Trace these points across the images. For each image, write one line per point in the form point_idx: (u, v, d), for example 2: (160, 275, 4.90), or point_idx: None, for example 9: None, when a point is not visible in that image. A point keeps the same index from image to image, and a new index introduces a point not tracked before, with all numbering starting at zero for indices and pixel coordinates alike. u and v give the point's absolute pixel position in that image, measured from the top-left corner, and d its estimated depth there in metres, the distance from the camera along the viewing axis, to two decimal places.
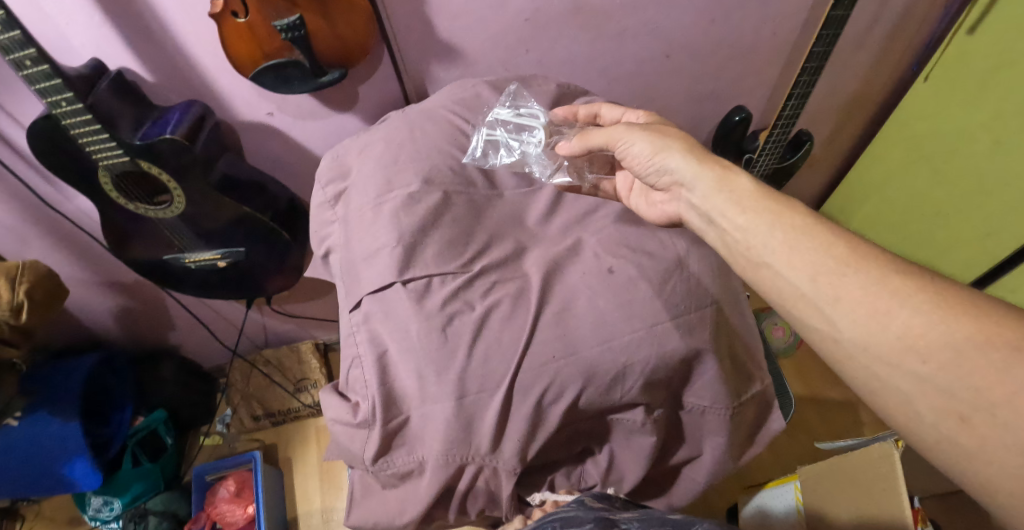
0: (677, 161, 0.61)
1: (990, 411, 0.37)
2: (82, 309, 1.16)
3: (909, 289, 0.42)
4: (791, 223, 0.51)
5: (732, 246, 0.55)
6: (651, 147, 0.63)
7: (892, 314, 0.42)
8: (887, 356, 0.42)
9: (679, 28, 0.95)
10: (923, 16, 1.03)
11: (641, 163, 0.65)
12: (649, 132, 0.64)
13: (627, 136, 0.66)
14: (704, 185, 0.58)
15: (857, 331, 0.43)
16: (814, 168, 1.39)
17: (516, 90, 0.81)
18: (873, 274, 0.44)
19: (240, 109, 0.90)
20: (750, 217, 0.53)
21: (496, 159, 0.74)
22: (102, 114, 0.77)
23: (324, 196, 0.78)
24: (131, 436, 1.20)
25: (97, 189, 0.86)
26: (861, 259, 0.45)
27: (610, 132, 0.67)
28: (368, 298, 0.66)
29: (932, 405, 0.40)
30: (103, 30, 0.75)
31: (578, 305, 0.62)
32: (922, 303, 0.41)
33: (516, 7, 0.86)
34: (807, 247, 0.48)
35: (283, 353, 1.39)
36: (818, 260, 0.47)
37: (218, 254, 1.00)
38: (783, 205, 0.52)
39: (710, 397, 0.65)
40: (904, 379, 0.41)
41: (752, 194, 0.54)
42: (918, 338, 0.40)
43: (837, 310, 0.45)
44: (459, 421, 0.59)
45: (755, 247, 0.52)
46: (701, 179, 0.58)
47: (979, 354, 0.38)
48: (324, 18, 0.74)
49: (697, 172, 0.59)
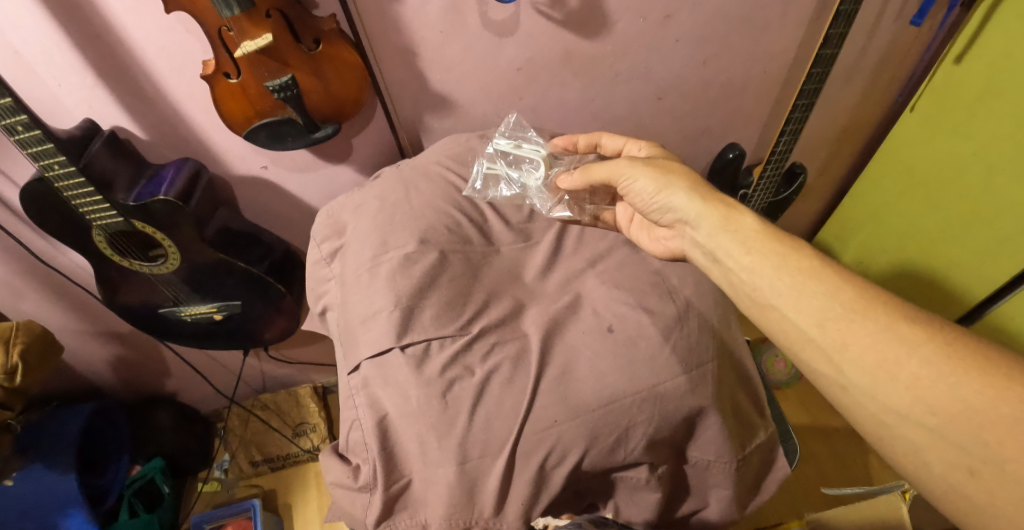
0: (681, 199, 0.60)
1: (1000, 465, 0.39)
2: (79, 361, 1.15)
3: (918, 337, 0.44)
4: (798, 266, 0.52)
5: (737, 291, 0.56)
6: (653, 184, 0.63)
7: (901, 364, 0.44)
8: (898, 408, 0.44)
9: (670, 71, 0.96)
10: (908, 48, 1.05)
11: (644, 199, 0.64)
12: (651, 167, 0.63)
13: (630, 173, 0.64)
14: (709, 223, 0.58)
15: (866, 380, 0.45)
16: (809, 197, 1.40)
17: (516, 121, 0.84)
18: (882, 322, 0.46)
19: (234, 164, 0.90)
20: (757, 258, 0.54)
21: (496, 192, 0.77)
22: (96, 176, 0.76)
23: (320, 253, 0.78)
24: (128, 486, 1.17)
25: (91, 248, 0.85)
26: (869, 306, 0.47)
27: (613, 168, 0.66)
28: (366, 362, 0.66)
29: (945, 457, 0.42)
30: (96, 90, 0.75)
31: (579, 367, 0.62)
32: (929, 353, 0.44)
33: (508, 57, 0.87)
34: (816, 293, 0.49)
35: (281, 397, 1.38)
36: (825, 306, 0.49)
37: (213, 307, 0.99)
38: (787, 245, 0.54)
39: (714, 451, 0.65)
40: (913, 430, 0.44)
41: (758, 234, 0.55)
42: (927, 390, 0.43)
43: (845, 357, 0.47)
44: (461, 486, 0.59)
45: (762, 289, 0.53)
46: (705, 218, 0.58)
47: (988, 409, 0.41)
48: (316, 76, 0.74)
49: (702, 210, 0.59)
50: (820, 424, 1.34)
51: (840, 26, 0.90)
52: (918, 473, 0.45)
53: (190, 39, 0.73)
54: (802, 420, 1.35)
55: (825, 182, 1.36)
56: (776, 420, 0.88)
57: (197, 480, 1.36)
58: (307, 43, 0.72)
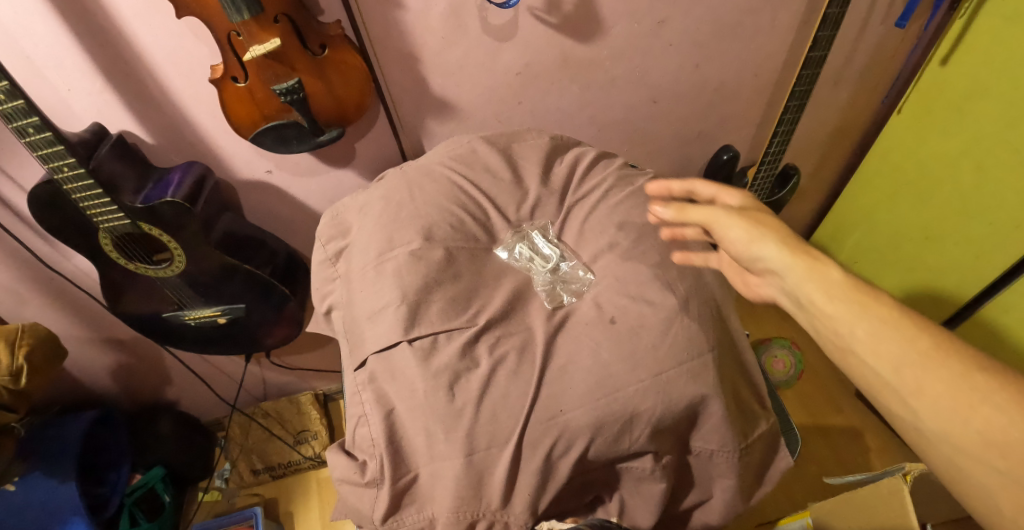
0: (773, 251, 0.55)
1: None
2: (81, 368, 1.15)
3: (993, 384, 0.44)
4: (878, 313, 0.49)
5: (819, 338, 0.53)
6: (746, 234, 0.57)
7: (976, 410, 0.44)
8: (969, 450, 0.44)
9: (665, 75, 0.99)
10: (894, 52, 1.08)
11: (737, 250, 0.59)
12: (744, 217, 0.58)
13: (725, 222, 0.59)
14: (797, 276, 0.54)
15: (940, 424, 0.45)
16: (802, 199, 1.43)
17: None
18: (956, 368, 0.45)
19: (239, 168, 0.91)
20: (838, 306, 0.51)
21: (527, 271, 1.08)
22: (104, 178, 0.77)
23: (325, 254, 0.79)
24: (129, 495, 1.18)
25: (97, 252, 0.86)
26: (944, 352, 0.46)
27: (709, 214, 0.60)
28: (373, 357, 0.67)
29: (1014, 500, 0.43)
30: (106, 95, 0.76)
31: (583, 357, 0.63)
32: (1004, 402, 0.43)
33: (507, 61, 0.89)
34: (891, 340, 0.48)
35: (283, 404, 1.37)
36: (900, 350, 0.47)
37: (217, 311, 0.99)
38: (870, 294, 0.51)
39: (718, 441, 0.65)
40: (983, 471, 0.44)
41: (843, 284, 0.52)
42: (999, 435, 0.43)
43: (919, 401, 0.46)
44: (469, 477, 0.59)
45: (840, 338, 0.51)
46: (793, 270, 0.54)
47: None
48: (321, 79, 0.76)
49: (791, 263, 0.54)
50: (821, 424, 1.36)
51: (827, 29, 0.93)
52: (984, 510, 0.45)
53: (199, 45, 0.75)
54: (803, 420, 1.37)
55: (817, 184, 1.39)
56: (777, 412, 0.88)
57: (198, 489, 1.35)
58: (313, 48, 0.74)
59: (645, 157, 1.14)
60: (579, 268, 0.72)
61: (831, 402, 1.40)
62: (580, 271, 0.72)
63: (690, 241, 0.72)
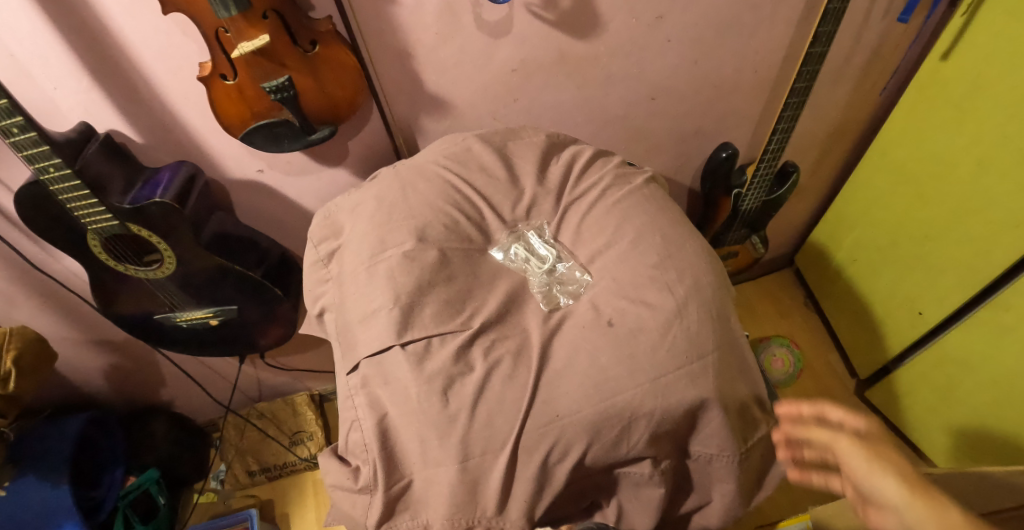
0: (891, 486, 0.62)
1: None
2: (73, 370, 1.14)
3: None
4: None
5: None
6: (868, 465, 0.64)
7: None
8: None
9: (663, 71, 0.97)
10: (895, 47, 1.06)
11: (860, 483, 0.65)
12: (867, 449, 0.66)
13: (850, 450, 0.67)
14: (916, 517, 0.59)
15: None
16: (802, 197, 1.41)
17: None
18: None
19: (230, 167, 0.89)
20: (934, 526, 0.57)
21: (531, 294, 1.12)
22: (91, 178, 0.75)
23: (317, 255, 0.78)
24: (123, 498, 1.15)
25: (85, 254, 0.84)
26: None
27: (832, 439, 0.68)
28: (365, 361, 0.65)
29: None
30: (92, 94, 0.75)
31: (580, 361, 0.61)
32: None
33: (502, 58, 0.87)
34: None
35: (277, 405, 1.37)
36: None
37: (210, 312, 0.98)
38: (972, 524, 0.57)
39: (717, 445, 0.64)
40: None
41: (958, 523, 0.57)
42: None
43: None
44: (464, 484, 0.58)
45: None
46: (911, 510, 0.60)
47: None
48: (312, 76, 0.74)
49: (912, 507, 0.60)
50: None
51: (828, 24, 0.91)
52: None
53: (187, 42, 0.73)
54: None
55: (817, 181, 1.38)
56: None
57: (193, 491, 1.34)
58: (304, 45, 0.72)
59: (643, 155, 1.13)
60: (576, 269, 0.71)
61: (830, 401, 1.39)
62: (577, 271, 0.71)
63: (690, 240, 0.71)
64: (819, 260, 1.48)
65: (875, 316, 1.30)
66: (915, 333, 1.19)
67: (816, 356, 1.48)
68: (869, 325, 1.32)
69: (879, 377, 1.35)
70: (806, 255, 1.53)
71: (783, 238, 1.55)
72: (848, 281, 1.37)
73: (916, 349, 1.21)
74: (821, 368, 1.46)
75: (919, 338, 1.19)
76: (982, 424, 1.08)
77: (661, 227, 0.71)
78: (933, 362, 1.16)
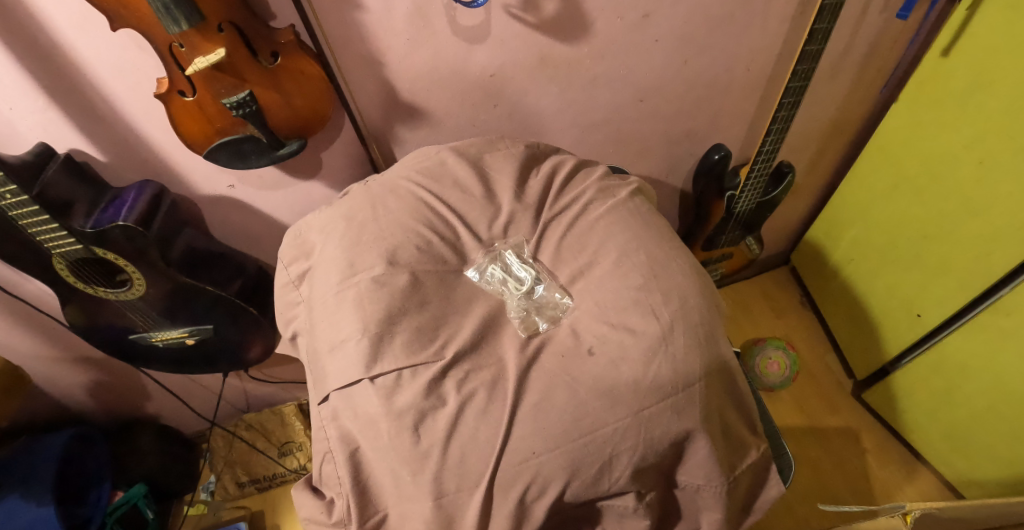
0: None
1: None
2: (54, 388, 1.11)
3: None
4: None
5: None
6: None
7: None
8: None
9: (651, 72, 0.93)
10: (896, 41, 1.01)
11: None
12: None
13: None
14: None
15: None
16: (799, 195, 1.37)
17: None
18: None
19: (199, 183, 0.86)
20: None
21: None
22: (51, 202, 0.72)
23: (288, 277, 0.75)
24: (110, 514, 1.14)
25: (51, 277, 0.81)
26: None
27: None
28: (334, 394, 0.62)
29: None
30: (48, 113, 0.71)
31: (558, 394, 0.58)
32: None
33: (479, 63, 0.83)
34: None
35: (265, 416, 1.32)
36: None
37: (185, 332, 0.95)
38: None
39: (704, 475, 0.61)
40: None
41: None
42: None
43: None
44: (437, 523, 0.55)
45: None
46: None
47: None
48: (276, 90, 0.70)
49: None
50: (816, 426, 1.34)
51: (824, 21, 0.86)
52: None
53: (144, 56, 0.69)
54: (796, 422, 1.35)
55: (813, 179, 1.33)
56: (770, 433, 0.83)
57: (183, 502, 1.34)
58: (265, 58, 0.68)
59: (632, 157, 1.08)
60: (556, 292, 0.68)
61: (826, 402, 1.38)
62: (556, 294, 0.68)
63: (676, 258, 0.67)
64: (815, 259, 1.44)
65: (872, 317, 1.27)
66: (912, 335, 1.16)
67: (813, 358, 1.45)
68: (865, 327, 1.29)
69: (876, 378, 1.32)
70: (801, 252, 1.50)
71: (780, 236, 1.51)
72: (845, 281, 1.34)
73: (912, 351, 1.18)
74: (818, 370, 1.43)
75: (916, 341, 1.16)
76: (981, 428, 1.05)
77: (645, 245, 0.68)
78: (930, 366, 1.12)
